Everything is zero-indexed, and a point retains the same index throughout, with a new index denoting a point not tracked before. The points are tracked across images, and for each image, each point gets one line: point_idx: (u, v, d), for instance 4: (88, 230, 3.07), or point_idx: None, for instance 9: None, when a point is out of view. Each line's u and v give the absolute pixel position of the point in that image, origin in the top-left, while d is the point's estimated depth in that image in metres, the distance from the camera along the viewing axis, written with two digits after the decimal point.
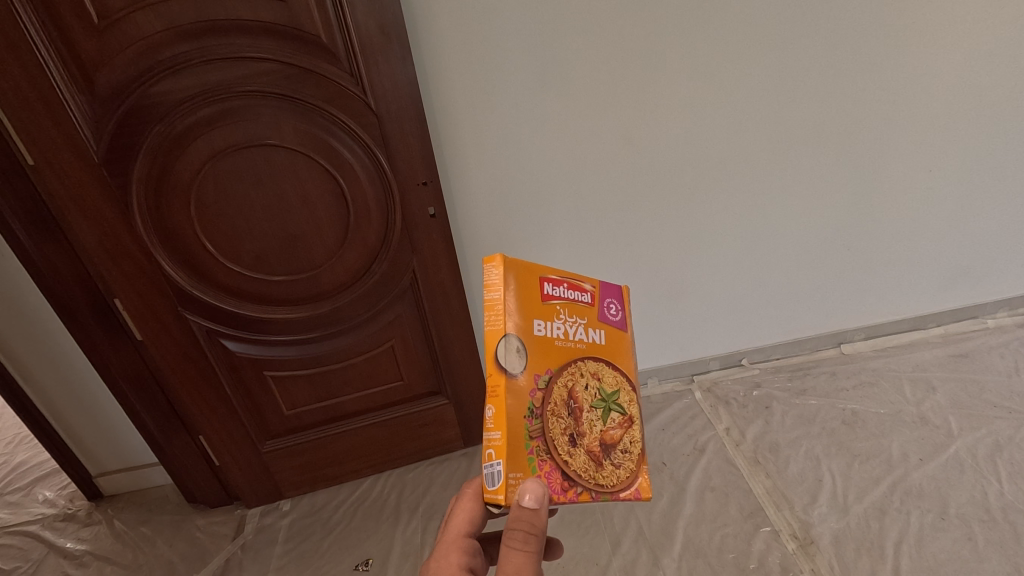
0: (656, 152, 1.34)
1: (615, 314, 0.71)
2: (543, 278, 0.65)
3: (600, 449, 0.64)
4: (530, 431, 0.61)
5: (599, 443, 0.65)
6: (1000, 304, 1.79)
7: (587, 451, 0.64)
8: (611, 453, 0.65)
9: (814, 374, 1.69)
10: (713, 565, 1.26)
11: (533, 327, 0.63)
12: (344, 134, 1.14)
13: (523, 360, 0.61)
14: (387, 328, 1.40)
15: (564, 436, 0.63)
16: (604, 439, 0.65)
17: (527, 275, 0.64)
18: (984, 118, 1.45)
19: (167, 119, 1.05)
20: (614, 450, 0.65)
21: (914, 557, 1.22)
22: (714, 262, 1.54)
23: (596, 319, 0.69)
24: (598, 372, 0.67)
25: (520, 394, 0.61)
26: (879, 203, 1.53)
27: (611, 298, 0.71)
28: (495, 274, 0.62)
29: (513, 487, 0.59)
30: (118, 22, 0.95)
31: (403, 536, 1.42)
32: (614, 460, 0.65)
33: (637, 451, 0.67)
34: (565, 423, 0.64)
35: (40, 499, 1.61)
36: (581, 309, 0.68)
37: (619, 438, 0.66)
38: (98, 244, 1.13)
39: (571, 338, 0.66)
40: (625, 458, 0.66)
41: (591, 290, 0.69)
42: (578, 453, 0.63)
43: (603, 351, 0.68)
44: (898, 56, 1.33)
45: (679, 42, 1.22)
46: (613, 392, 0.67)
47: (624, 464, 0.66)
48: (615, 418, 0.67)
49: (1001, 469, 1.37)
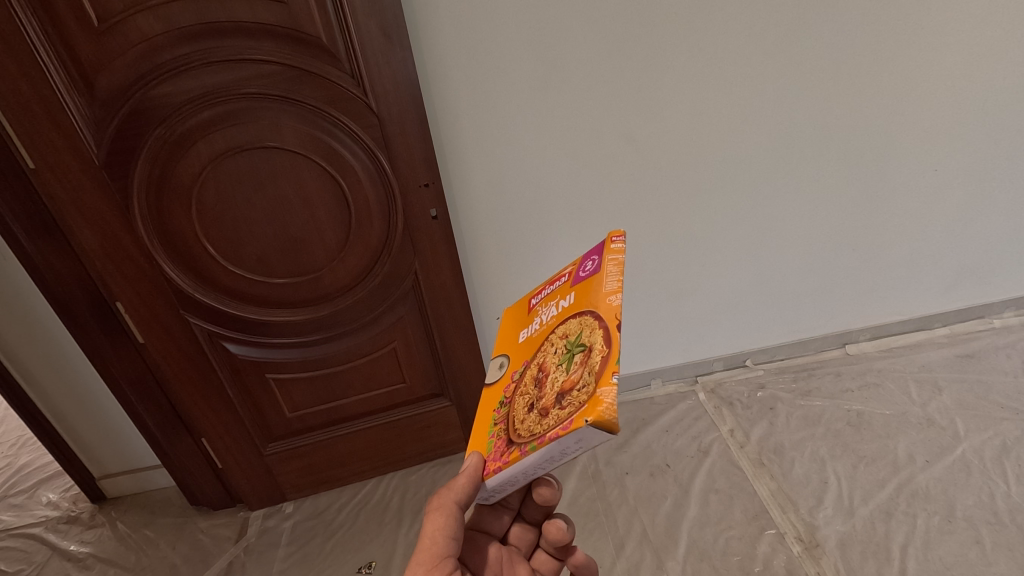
0: (659, 152, 1.33)
1: (588, 268, 0.63)
2: (530, 296, 0.72)
3: (548, 400, 0.53)
4: (496, 417, 0.61)
5: (552, 393, 0.53)
6: (1007, 304, 1.77)
7: (537, 410, 0.54)
8: (561, 397, 0.52)
9: (819, 375, 1.68)
10: (718, 567, 1.25)
11: (518, 337, 0.67)
12: (345, 136, 1.14)
13: (503, 366, 0.66)
14: (389, 330, 1.39)
15: (521, 404, 0.57)
16: (561, 388, 0.53)
17: (518, 305, 0.74)
18: (991, 119, 1.44)
19: (168, 122, 1.05)
20: (566, 395, 0.51)
21: (920, 559, 1.21)
22: (718, 263, 1.53)
23: (568, 286, 0.64)
24: (565, 331, 0.58)
25: (497, 394, 0.64)
26: (885, 203, 1.51)
27: (585, 258, 0.65)
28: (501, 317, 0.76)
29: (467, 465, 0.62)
30: (119, 25, 0.95)
31: (406, 539, 1.42)
32: (562, 405, 0.51)
33: (590, 382, 0.50)
34: (526, 393, 0.58)
35: (43, 501, 1.61)
36: (555, 292, 0.66)
37: (576, 380, 0.52)
38: (99, 247, 1.13)
39: (545, 321, 0.64)
40: (576, 397, 0.50)
41: (566, 271, 0.67)
42: (529, 416, 0.55)
43: (571, 308, 0.60)
44: (904, 56, 1.31)
45: (682, 42, 1.21)
46: (575, 338, 0.56)
47: (571, 403, 0.50)
48: (578, 359, 0.53)
49: (1008, 470, 1.36)
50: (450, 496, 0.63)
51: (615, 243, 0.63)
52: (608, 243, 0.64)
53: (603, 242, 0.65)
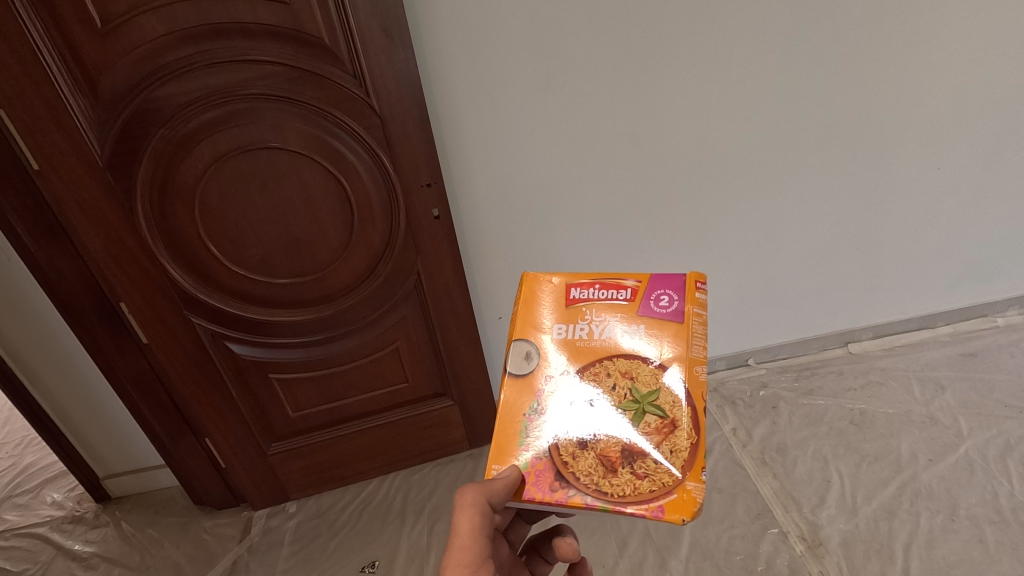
0: (661, 152, 1.33)
1: (663, 306, 0.66)
2: (570, 283, 0.70)
3: (617, 454, 0.61)
4: (529, 428, 0.64)
5: (622, 447, 0.61)
6: (1010, 302, 1.77)
7: (598, 455, 0.61)
8: (634, 460, 0.60)
9: (822, 374, 1.68)
10: (722, 567, 1.25)
11: (551, 331, 0.68)
12: (347, 136, 1.14)
13: (533, 361, 0.66)
14: (392, 329, 1.40)
15: (574, 436, 0.63)
16: (629, 444, 0.61)
17: (550, 284, 0.70)
18: (994, 117, 1.44)
19: (171, 123, 1.05)
20: (638, 457, 0.60)
21: (924, 558, 1.21)
22: (720, 262, 1.53)
23: (636, 314, 0.67)
24: (631, 370, 0.64)
25: (528, 393, 0.66)
26: (887, 202, 1.51)
27: (661, 289, 0.67)
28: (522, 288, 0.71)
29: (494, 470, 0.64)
30: (122, 26, 0.95)
31: (409, 539, 1.42)
32: (635, 469, 0.60)
33: (674, 463, 0.59)
34: (576, 424, 0.63)
35: (48, 501, 1.62)
36: (614, 307, 0.68)
37: (653, 445, 0.60)
38: (103, 248, 1.13)
39: (598, 337, 0.66)
40: (654, 470, 0.59)
41: (630, 287, 0.68)
42: (586, 455, 0.61)
43: (643, 348, 0.65)
44: (907, 54, 1.31)
45: (684, 41, 1.21)
46: (650, 392, 0.63)
47: (649, 476, 0.59)
48: (651, 421, 0.62)
49: (1011, 469, 1.36)
50: (483, 497, 0.60)
51: (698, 289, 0.67)
52: (692, 284, 0.67)
53: (685, 278, 0.68)
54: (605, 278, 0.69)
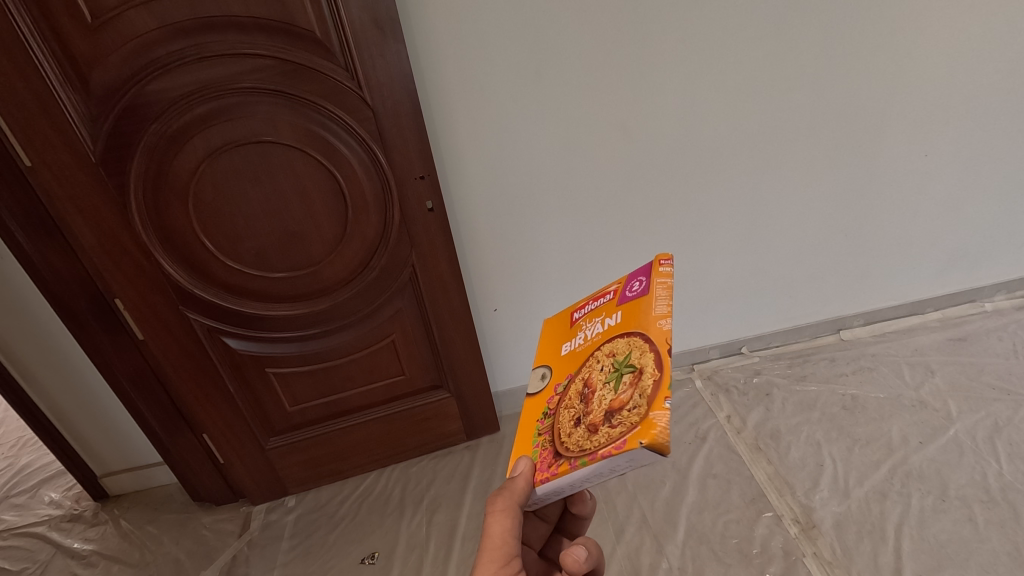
0: (652, 142, 1.35)
1: (634, 289, 0.63)
2: (571, 312, 0.71)
3: (598, 415, 0.54)
4: (540, 429, 0.63)
5: (604, 411, 0.55)
6: (998, 287, 1.79)
7: (585, 425, 0.55)
8: (612, 416, 0.53)
9: (814, 361, 1.70)
10: (718, 552, 1.26)
11: (560, 350, 0.68)
12: (341, 129, 1.14)
13: (544, 378, 0.67)
14: (388, 322, 1.40)
15: (569, 421, 0.58)
16: (610, 407, 0.54)
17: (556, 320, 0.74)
18: (980, 103, 1.46)
19: (163, 117, 1.05)
20: (616, 413, 0.53)
21: (914, 538, 1.23)
22: (713, 250, 1.55)
23: (614, 305, 0.64)
24: (613, 349, 0.59)
25: (539, 403, 0.65)
26: (877, 189, 1.53)
27: (634, 277, 0.64)
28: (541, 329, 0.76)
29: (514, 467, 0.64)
30: (111, 21, 0.95)
31: (409, 529, 1.43)
32: (612, 423, 0.53)
33: (642, 404, 0.51)
34: (574, 409, 0.59)
35: (46, 500, 1.61)
36: (600, 308, 0.66)
37: (626, 401, 0.53)
38: (97, 244, 1.13)
39: (589, 337, 0.64)
40: (627, 416, 0.52)
41: (610, 289, 0.67)
42: (577, 430, 0.56)
43: (619, 326, 0.60)
44: (893, 42, 1.33)
45: (674, 30, 1.22)
46: (625, 356, 0.57)
47: (622, 422, 0.52)
48: (625, 380, 0.55)
49: (999, 449, 1.38)
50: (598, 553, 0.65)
51: (664, 265, 0.63)
52: (657, 263, 0.63)
53: (652, 261, 0.64)
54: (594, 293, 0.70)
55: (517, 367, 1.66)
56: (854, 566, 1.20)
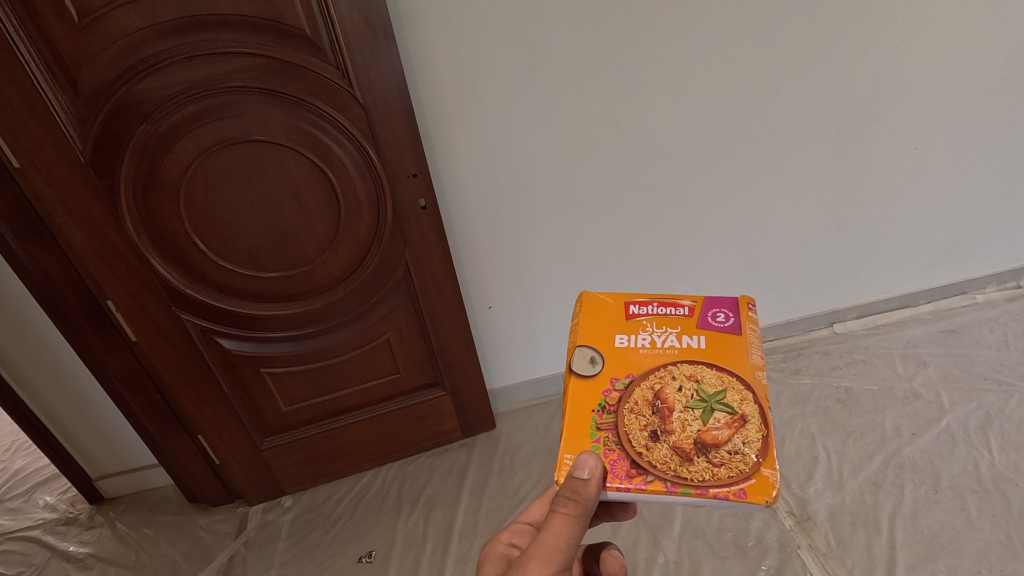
0: (643, 138, 1.35)
1: (721, 322, 0.68)
2: (628, 301, 0.71)
3: (692, 445, 0.60)
4: (598, 423, 0.63)
5: (694, 440, 0.60)
6: (989, 279, 1.81)
7: (671, 446, 0.60)
8: (708, 450, 0.59)
9: (808, 355, 1.71)
10: (714, 545, 1.27)
11: (614, 340, 0.68)
12: (332, 127, 1.14)
13: (598, 364, 0.66)
14: (382, 320, 1.40)
15: (643, 430, 0.61)
16: (701, 438, 0.60)
17: (609, 302, 0.72)
18: (969, 96, 1.47)
19: (152, 117, 1.05)
20: (713, 449, 0.59)
21: (908, 528, 1.24)
22: (706, 246, 1.55)
23: (694, 327, 0.68)
24: (696, 374, 0.64)
25: (593, 392, 0.65)
26: (868, 183, 1.54)
27: (717, 307, 0.69)
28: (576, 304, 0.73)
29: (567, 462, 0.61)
30: (98, 20, 0.95)
31: (406, 527, 1.44)
32: (711, 459, 0.58)
33: (747, 454, 0.58)
34: (648, 419, 0.62)
35: (41, 504, 1.61)
36: (674, 320, 0.69)
37: (724, 438, 0.60)
38: (88, 245, 1.13)
39: (660, 345, 0.67)
40: (728, 458, 0.58)
41: (687, 305, 0.70)
42: (659, 447, 0.60)
43: (706, 354, 0.66)
44: (882, 36, 1.33)
45: (665, 25, 1.22)
46: (716, 392, 0.63)
47: (727, 465, 0.58)
48: (720, 418, 0.61)
49: (992, 440, 1.39)
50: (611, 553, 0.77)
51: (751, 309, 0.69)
52: (744, 303, 0.69)
53: (736, 298, 0.70)
54: (662, 296, 0.71)
55: (513, 364, 1.66)
56: (849, 557, 1.20)
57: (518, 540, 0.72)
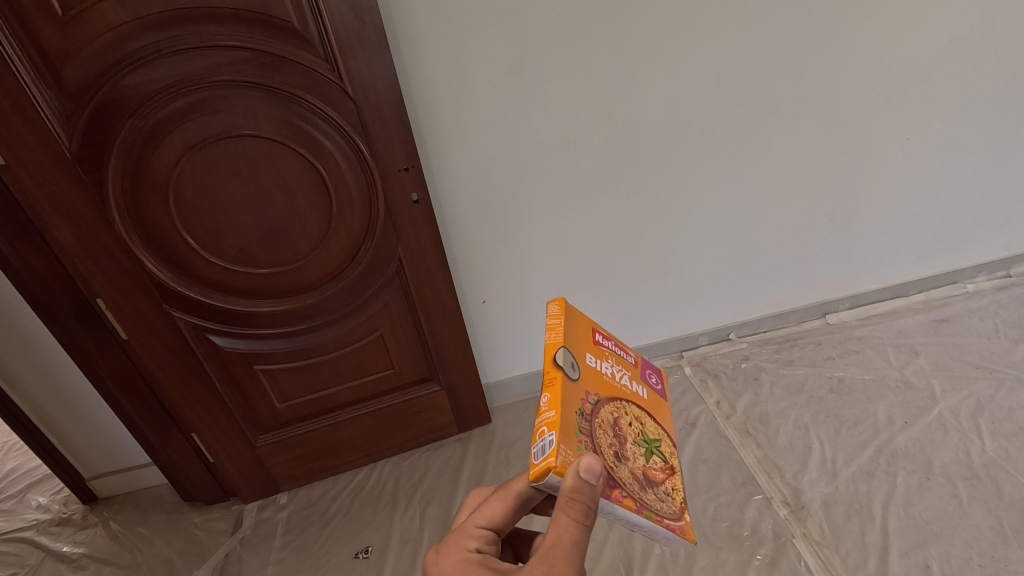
0: (636, 130, 1.35)
1: (655, 381, 0.72)
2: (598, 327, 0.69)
3: (643, 473, 0.61)
4: (582, 429, 0.57)
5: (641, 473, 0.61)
6: (979, 269, 1.82)
7: (632, 468, 0.61)
8: (651, 484, 0.61)
9: (801, 345, 1.72)
10: (708, 535, 1.28)
11: (587, 357, 0.64)
12: (322, 121, 1.13)
13: (579, 368, 0.61)
14: (376, 315, 1.40)
15: (610, 450, 0.59)
16: (648, 473, 0.62)
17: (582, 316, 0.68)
18: (959, 85, 1.47)
19: (139, 113, 1.03)
20: (658, 483, 0.62)
21: (901, 515, 1.25)
22: (699, 237, 1.56)
23: (639, 376, 0.71)
24: (642, 418, 0.66)
25: (577, 396, 0.59)
26: (859, 173, 1.54)
27: (649, 368, 0.74)
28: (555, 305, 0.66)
29: (567, 464, 0.54)
30: (82, 13, 0.93)
31: (402, 522, 1.43)
32: (658, 492, 0.61)
33: (677, 497, 0.63)
34: (611, 440, 0.60)
35: (34, 505, 1.59)
36: (626, 364, 0.70)
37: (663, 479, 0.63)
38: (76, 243, 1.11)
39: (619, 381, 0.67)
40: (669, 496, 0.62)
41: (632, 352, 0.72)
42: (624, 467, 0.60)
43: (647, 403, 0.68)
44: (872, 25, 1.34)
45: (655, 17, 1.22)
46: (657, 437, 0.66)
47: (664, 499, 0.61)
48: (658, 461, 0.64)
49: (982, 427, 1.41)
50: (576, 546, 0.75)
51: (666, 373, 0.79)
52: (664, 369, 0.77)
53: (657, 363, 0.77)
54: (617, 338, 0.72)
55: (508, 359, 1.66)
56: (843, 545, 1.21)
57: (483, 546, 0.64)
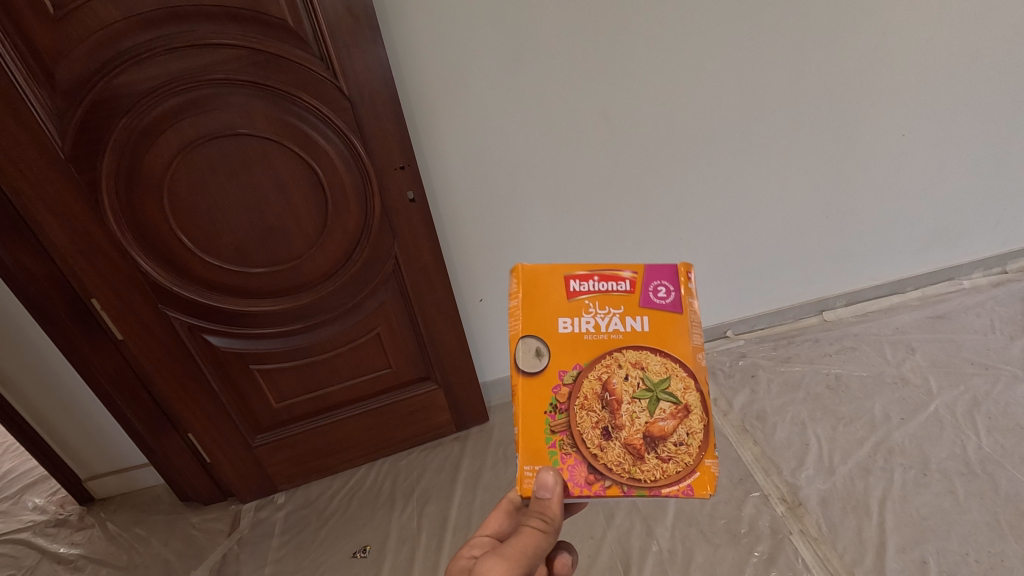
0: (632, 127, 1.34)
1: (663, 297, 0.68)
2: (569, 277, 0.68)
3: (641, 441, 0.64)
4: (553, 425, 0.65)
5: (643, 434, 0.64)
6: (976, 265, 1.83)
7: (624, 444, 0.64)
8: (655, 444, 0.64)
9: (798, 342, 1.72)
10: (706, 532, 1.28)
11: (559, 326, 0.67)
12: (316, 120, 1.13)
13: (545, 357, 0.66)
14: (373, 314, 1.39)
15: (596, 429, 0.65)
16: (649, 431, 0.64)
17: (550, 279, 0.68)
18: (954, 80, 1.47)
19: (132, 111, 1.03)
20: (660, 442, 0.64)
21: (897, 511, 1.26)
22: (696, 235, 1.55)
23: (637, 306, 0.67)
24: (641, 361, 0.66)
25: (543, 391, 0.65)
26: (856, 170, 1.54)
27: (657, 280, 0.68)
28: (516, 282, 0.68)
29: (531, 478, 0.64)
30: (74, 11, 0.92)
31: (400, 521, 1.43)
32: (660, 454, 0.63)
33: (693, 446, 0.64)
34: (596, 418, 0.65)
35: (30, 506, 1.59)
36: (616, 299, 0.68)
37: (670, 430, 0.64)
38: (70, 242, 1.11)
39: (604, 330, 0.67)
40: (676, 453, 0.64)
41: (627, 277, 0.68)
42: (613, 446, 0.64)
43: (648, 338, 0.67)
44: (869, 20, 1.33)
45: (651, 13, 1.22)
46: (662, 381, 0.66)
47: (672, 457, 0.63)
48: (666, 408, 0.65)
49: (978, 423, 1.41)
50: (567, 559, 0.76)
51: (690, 278, 0.69)
52: (682, 273, 0.69)
53: (674, 267, 0.69)
54: (603, 269, 0.69)
55: (505, 357, 1.66)
56: (841, 542, 1.21)
57: (479, 552, 0.68)
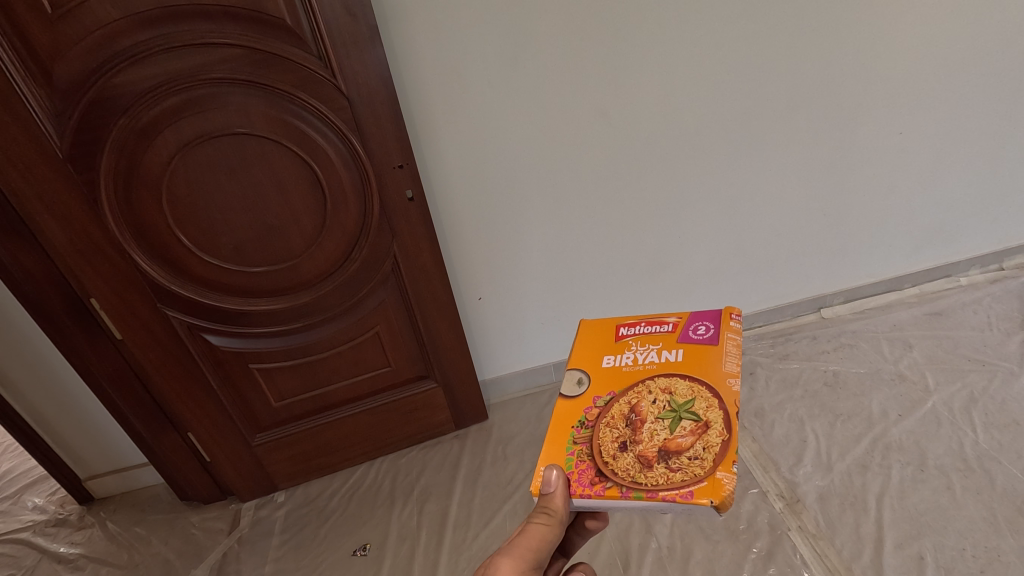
0: (630, 126, 1.35)
1: (702, 334, 0.72)
2: (619, 324, 0.78)
3: (655, 453, 0.61)
4: (576, 437, 0.67)
5: (658, 448, 0.62)
6: (972, 262, 1.84)
7: (636, 455, 0.62)
8: (669, 457, 0.61)
9: (796, 340, 1.73)
10: (704, 528, 1.28)
11: (602, 361, 0.74)
12: (314, 119, 1.13)
13: (585, 384, 0.71)
14: (372, 313, 1.40)
15: (614, 442, 0.64)
16: (666, 446, 0.62)
17: (602, 326, 0.79)
18: (951, 78, 1.47)
19: (130, 111, 1.03)
20: (675, 455, 0.61)
21: (894, 506, 1.26)
22: (694, 232, 1.56)
23: (675, 341, 0.72)
24: (669, 386, 0.67)
25: (575, 410, 0.69)
26: (853, 168, 1.55)
27: (699, 321, 0.74)
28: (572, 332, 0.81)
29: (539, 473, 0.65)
30: (71, 10, 0.92)
31: (400, 519, 1.44)
32: (671, 465, 0.60)
33: (708, 460, 0.59)
34: (616, 432, 0.65)
35: (29, 506, 1.59)
36: (657, 337, 0.74)
37: (688, 446, 0.61)
38: (68, 242, 1.11)
39: (642, 362, 0.71)
40: (689, 466, 0.59)
41: (671, 322, 0.76)
42: (625, 455, 0.62)
43: (680, 367, 0.69)
44: (866, 18, 1.34)
45: (649, 12, 1.22)
46: (687, 401, 0.65)
47: (683, 469, 0.59)
48: (687, 425, 0.63)
49: (975, 419, 1.42)
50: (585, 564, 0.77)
51: (732, 320, 0.73)
52: (725, 315, 0.73)
53: (718, 313, 0.74)
54: (649, 318, 0.78)
55: (504, 355, 1.66)
56: (838, 538, 1.22)
57: None
